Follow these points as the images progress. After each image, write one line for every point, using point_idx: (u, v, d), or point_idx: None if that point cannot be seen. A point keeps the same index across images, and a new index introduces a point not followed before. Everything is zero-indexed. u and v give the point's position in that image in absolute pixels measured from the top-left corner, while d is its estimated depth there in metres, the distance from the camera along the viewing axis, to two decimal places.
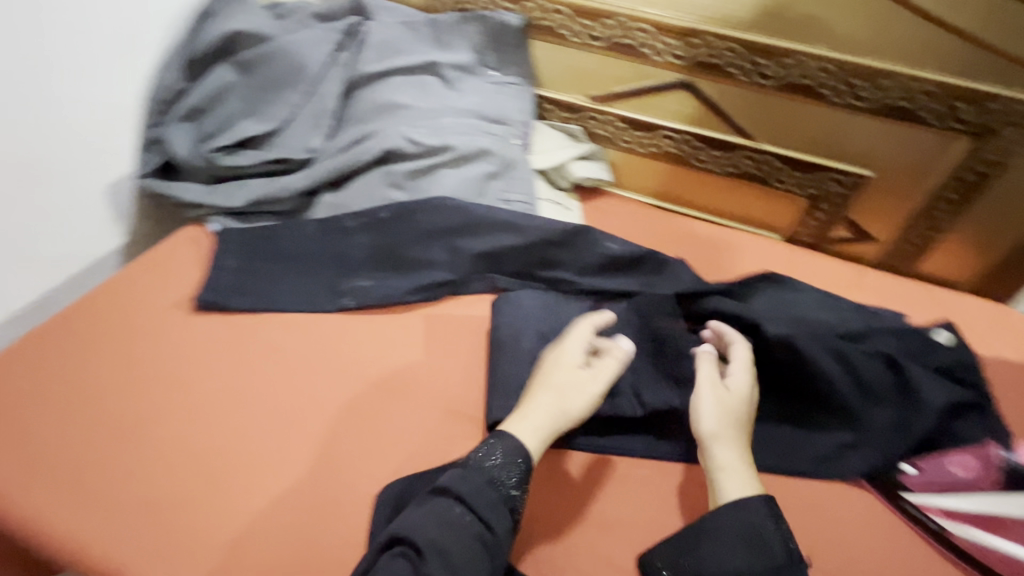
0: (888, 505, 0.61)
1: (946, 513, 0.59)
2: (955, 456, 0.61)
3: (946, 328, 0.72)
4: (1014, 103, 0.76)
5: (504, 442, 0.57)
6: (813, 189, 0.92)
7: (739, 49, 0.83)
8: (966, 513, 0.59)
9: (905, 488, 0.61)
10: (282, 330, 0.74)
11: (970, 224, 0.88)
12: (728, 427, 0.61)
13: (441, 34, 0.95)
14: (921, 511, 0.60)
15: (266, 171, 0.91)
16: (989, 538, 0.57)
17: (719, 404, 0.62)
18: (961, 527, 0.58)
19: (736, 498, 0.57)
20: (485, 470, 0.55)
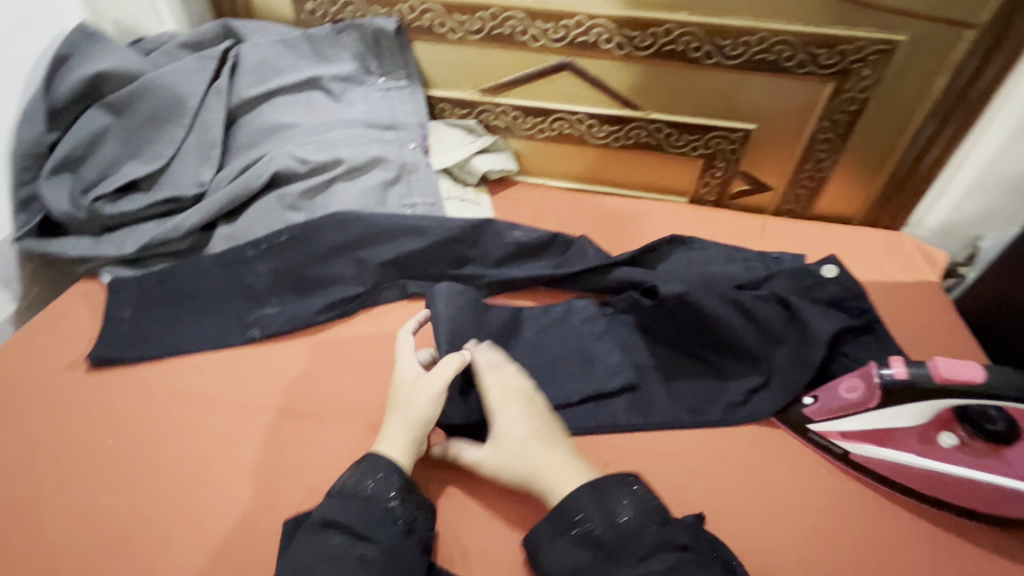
0: (797, 436, 0.65)
1: (842, 434, 0.62)
2: (842, 380, 0.62)
3: (832, 262, 0.76)
4: (863, 42, 0.80)
5: (374, 459, 0.58)
6: (706, 149, 0.96)
7: (608, 24, 0.85)
8: (859, 431, 0.61)
9: (808, 420, 0.64)
10: (190, 373, 0.72)
11: (850, 161, 0.93)
12: (522, 443, 0.60)
13: (319, 47, 0.93)
14: (824, 438, 0.63)
15: (156, 213, 0.87)
16: (883, 453, 0.60)
17: (494, 448, 0.60)
18: (858, 446, 0.61)
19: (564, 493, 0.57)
20: (357, 491, 0.56)
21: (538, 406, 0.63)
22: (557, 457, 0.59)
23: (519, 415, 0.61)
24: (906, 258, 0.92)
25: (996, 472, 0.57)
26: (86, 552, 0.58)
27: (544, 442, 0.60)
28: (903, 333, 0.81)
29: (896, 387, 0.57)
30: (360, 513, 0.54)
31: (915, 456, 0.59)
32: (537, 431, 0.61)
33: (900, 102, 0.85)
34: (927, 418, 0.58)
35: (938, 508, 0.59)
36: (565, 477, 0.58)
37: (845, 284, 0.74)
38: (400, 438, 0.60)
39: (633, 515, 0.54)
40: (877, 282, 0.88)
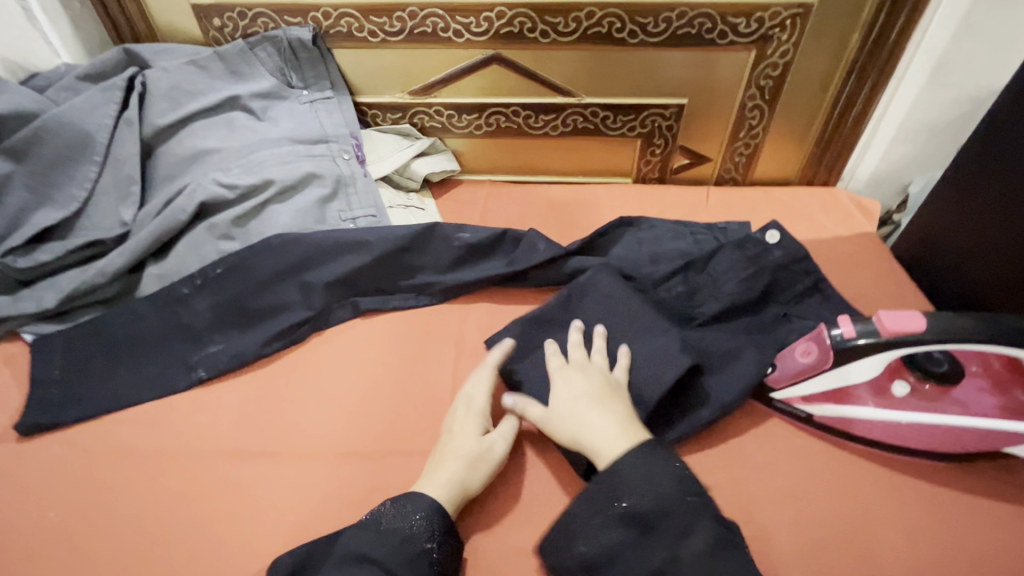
0: (764, 407, 0.66)
1: (805, 399, 0.63)
2: (796, 345, 0.63)
3: (774, 228, 0.75)
4: (778, 8, 0.82)
5: (425, 499, 0.55)
6: (643, 127, 0.96)
7: (529, 13, 0.84)
8: (820, 393, 0.62)
9: (770, 389, 0.65)
10: (135, 426, 0.67)
11: (781, 124, 0.95)
12: (575, 404, 0.60)
13: (234, 65, 0.88)
14: (788, 405, 0.64)
15: (77, 260, 0.81)
16: (845, 411, 0.61)
17: (558, 394, 0.62)
18: (820, 407, 0.62)
19: (610, 461, 0.54)
20: (393, 524, 0.53)
21: (595, 376, 0.63)
22: (610, 418, 0.58)
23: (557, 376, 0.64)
24: (844, 212, 0.95)
25: (947, 412, 0.59)
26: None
27: (597, 403, 0.59)
28: (848, 285, 0.84)
29: (846, 345, 0.59)
30: (398, 552, 0.52)
31: (874, 410, 0.60)
32: (596, 389, 0.61)
33: (820, 63, 0.88)
34: (879, 371, 0.60)
35: (900, 454, 0.61)
36: (615, 438, 0.56)
37: (789, 248, 0.74)
38: (446, 476, 0.57)
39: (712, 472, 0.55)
40: (818, 239, 0.91)
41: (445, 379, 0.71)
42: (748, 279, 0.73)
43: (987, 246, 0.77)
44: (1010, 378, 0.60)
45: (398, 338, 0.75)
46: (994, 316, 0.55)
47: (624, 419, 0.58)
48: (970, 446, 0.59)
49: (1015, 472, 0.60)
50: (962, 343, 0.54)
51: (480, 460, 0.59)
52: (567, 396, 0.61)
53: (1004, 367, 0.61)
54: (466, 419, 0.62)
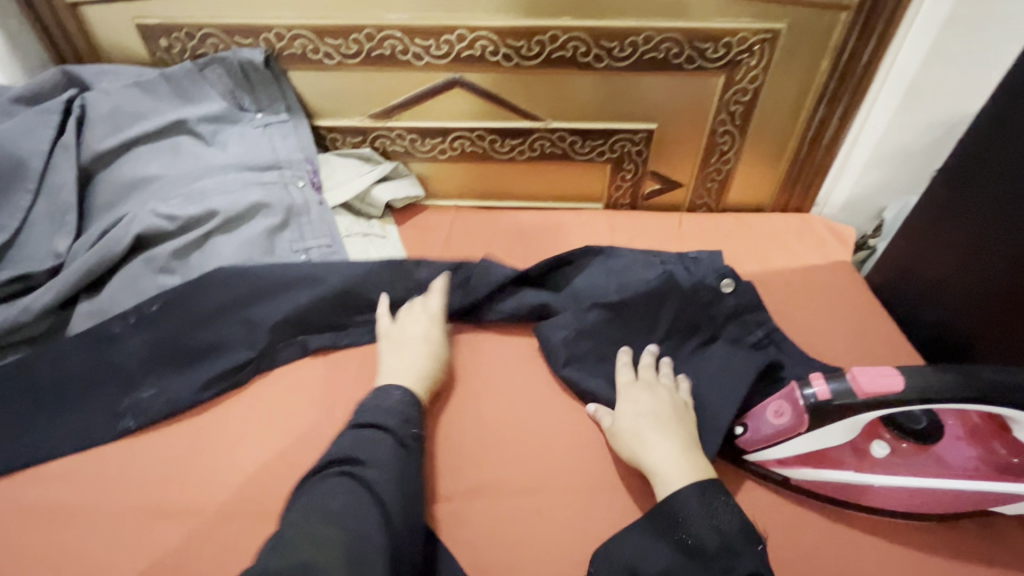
0: (734, 467, 0.61)
1: (779, 461, 0.58)
2: (769, 404, 0.58)
3: (730, 276, 0.71)
4: (745, 33, 0.80)
5: (397, 391, 0.63)
6: (612, 152, 0.93)
7: (491, 36, 0.81)
8: (793, 457, 0.57)
9: (742, 449, 0.60)
10: (54, 482, 0.62)
11: (753, 149, 0.93)
12: (638, 424, 0.60)
13: (181, 87, 0.84)
14: (763, 467, 0.59)
15: (6, 295, 0.75)
16: (820, 475, 0.56)
17: (626, 410, 0.62)
18: (795, 472, 0.56)
19: (667, 493, 0.55)
20: (381, 411, 0.60)
21: (661, 402, 0.62)
22: (672, 442, 0.58)
23: (639, 409, 0.62)
24: (818, 240, 0.92)
25: (928, 473, 0.54)
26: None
27: (664, 428, 0.59)
28: (823, 318, 0.81)
29: (819, 407, 0.54)
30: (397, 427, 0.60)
31: (852, 474, 0.55)
32: (660, 411, 0.61)
33: (789, 89, 0.86)
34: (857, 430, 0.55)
35: (879, 515, 0.56)
36: (673, 473, 0.56)
37: (743, 295, 0.72)
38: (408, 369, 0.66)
39: (716, 538, 0.50)
40: (792, 268, 0.88)
41: None
42: (694, 326, 0.70)
43: (962, 280, 0.74)
44: (988, 431, 0.56)
45: (346, 381, 0.70)
46: (972, 368, 0.51)
47: (685, 447, 0.58)
48: (949, 505, 0.54)
49: (999, 529, 0.56)
50: (938, 402, 0.50)
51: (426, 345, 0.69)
52: (630, 414, 0.62)
53: (982, 420, 0.56)
54: (429, 345, 0.69)
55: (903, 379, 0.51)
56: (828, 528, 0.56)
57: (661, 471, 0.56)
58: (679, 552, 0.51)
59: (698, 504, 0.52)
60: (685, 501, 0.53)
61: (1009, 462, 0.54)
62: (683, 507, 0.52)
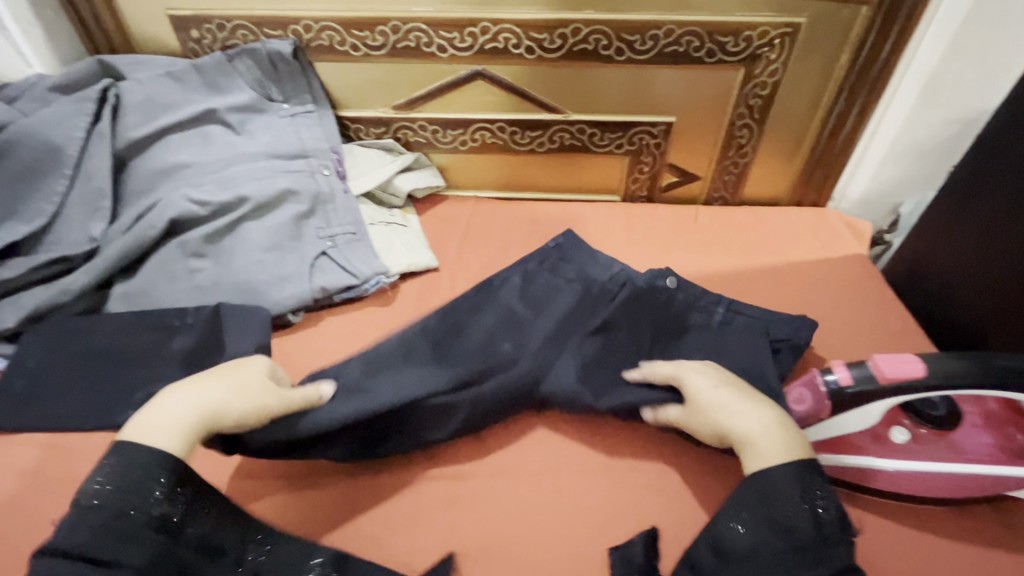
0: None
1: None
2: (788, 392, 0.59)
3: (671, 275, 0.73)
4: (766, 27, 0.80)
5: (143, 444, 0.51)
6: (630, 145, 0.95)
7: (514, 29, 0.82)
8: (815, 441, 0.58)
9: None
10: (95, 455, 0.64)
11: (770, 144, 0.94)
12: (719, 395, 0.58)
13: (211, 78, 0.86)
14: None
15: (45, 277, 0.78)
16: (841, 460, 0.57)
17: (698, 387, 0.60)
18: (817, 457, 0.58)
19: (769, 464, 0.53)
20: (127, 476, 0.50)
21: (725, 377, 0.60)
22: (761, 409, 0.56)
23: (709, 385, 0.59)
24: (834, 234, 0.93)
25: (946, 459, 0.55)
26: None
27: (747, 397, 0.57)
28: (839, 309, 0.82)
29: (843, 393, 0.54)
30: (109, 515, 0.48)
31: (872, 459, 0.56)
32: (730, 379, 0.60)
33: (808, 84, 0.87)
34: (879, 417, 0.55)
35: (897, 500, 0.57)
36: (779, 438, 0.54)
37: None
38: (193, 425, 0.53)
39: (813, 526, 0.49)
40: (807, 261, 0.89)
41: None
42: (669, 334, 0.71)
43: (979, 274, 0.75)
44: (1006, 418, 0.57)
45: None
46: (990, 354, 0.52)
47: (776, 411, 0.56)
48: (967, 491, 0.56)
49: (1013, 514, 0.57)
50: (958, 389, 0.51)
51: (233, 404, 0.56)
52: (705, 389, 0.59)
53: (999, 407, 0.58)
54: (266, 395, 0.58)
55: (925, 365, 0.52)
56: (845, 509, 0.57)
57: (759, 438, 0.54)
58: (774, 533, 0.50)
59: (795, 483, 0.51)
60: (782, 480, 0.52)
61: None
62: (780, 486, 0.51)
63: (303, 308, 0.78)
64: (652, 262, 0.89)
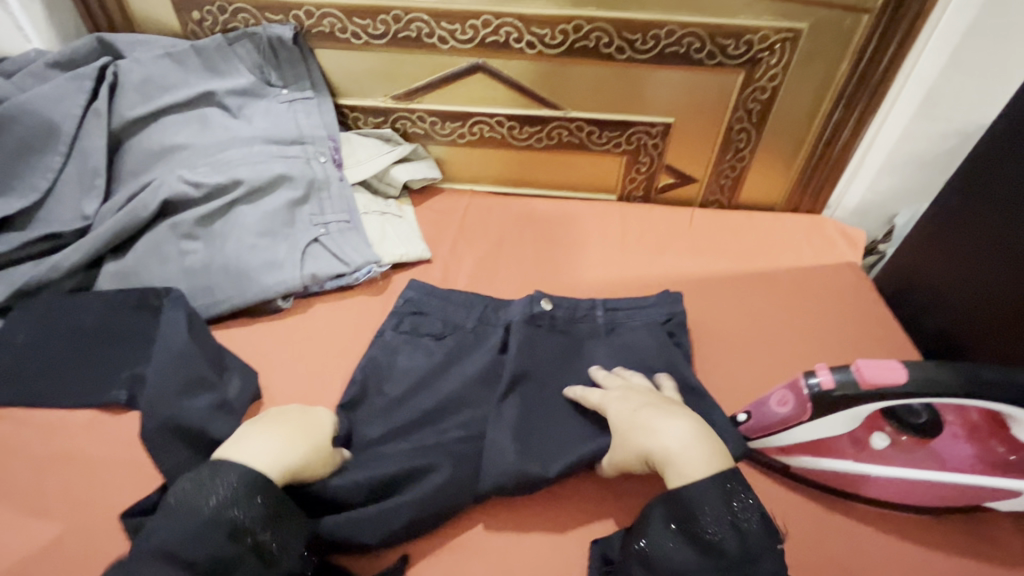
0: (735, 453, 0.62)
1: (781, 450, 0.59)
2: (771, 394, 0.58)
3: (543, 297, 0.73)
4: (767, 31, 0.80)
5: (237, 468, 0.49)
6: (628, 145, 0.95)
7: (516, 23, 0.82)
8: (795, 444, 0.58)
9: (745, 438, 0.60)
10: (76, 434, 0.65)
11: (768, 149, 0.94)
12: (636, 413, 0.58)
13: (211, 59, 0.86)
14: (765, 454, 0.60)
15: (35, 253, 0.78)
16: (821, 464, 0.57)
17: (620, 407, 0.60)
18: (796, 460, 0.58)
19: (681, 481, 0.52)
20: (198, 508, 0.47)
21: (657, 398, 0.60)
22: (679, 423, 0.56)
23: (633, 404, 0.60)
24: (828, 241, 0.93)
25: (924, 467, 0.55)
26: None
27: (663, 411, 0.57)
28: (828, 317, 0.82)
29: (826, 396, 0.54)
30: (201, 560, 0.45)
31: (854, 465, 0.56)
32: (653, 400, 0.59)
33: (808, 90, 0.87)
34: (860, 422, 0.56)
35: (875, 506, 0.58)
36: (692, 456, 0.53)
37: None
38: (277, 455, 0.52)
39: (735, 537, 0.49)
40: (800, 267, 0.89)
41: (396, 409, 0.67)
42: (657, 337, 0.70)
43: (966, 286, 0.75)
44: (989, 429, 0.57)
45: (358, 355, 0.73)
46: (973, 366, 0.52)
47: (695, 427, 0.56)
48: (945, 500, 0.56)
49: (990, 525, 0.57)
50: (938, 397, 0.51)
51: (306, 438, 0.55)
52: (625, 409, 0.59)
53: (982, 419, 0.57)
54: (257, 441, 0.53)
55: (908, 372, 0.52)
56: (822, 514, 0.57)
57: (678, 456, 0.53)
58: (694, 547, 0.49)
59: (714, 494, 0.50)
60: (698, 495, 0.50)
61: (1005, 460, 0.55)
62: (696, 498, 0.50)
63: (292, 296, 0.78)
64: (645, 262, 0.89)
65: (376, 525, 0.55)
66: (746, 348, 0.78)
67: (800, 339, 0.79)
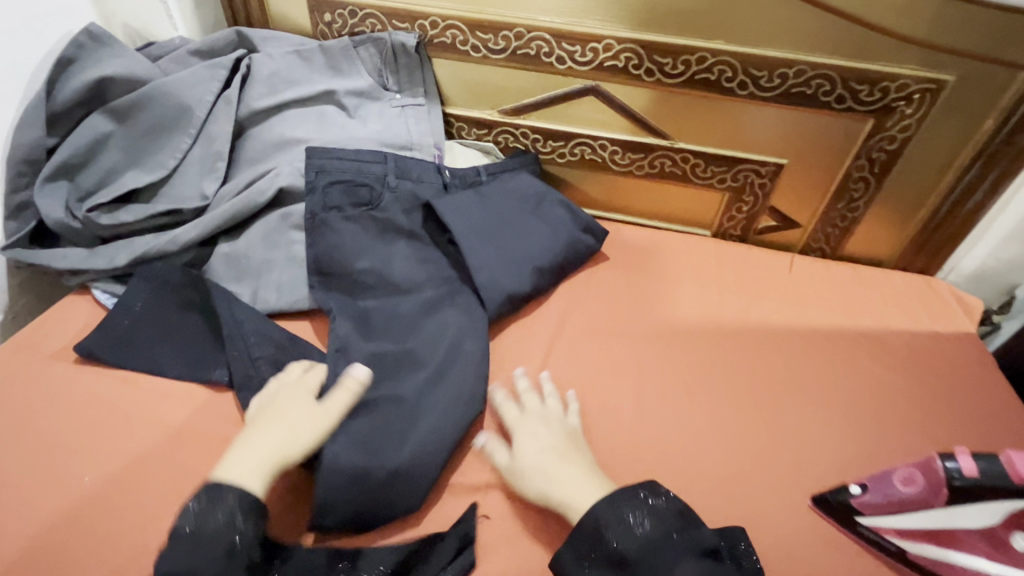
0: (844, 529, 0.60)
1: (898, 531, 0.58)
2: (898, 470, 0.59)
3: (520, 156, 0.94)
4: (907, 79, 0.76)
5: (231, 493, 0.52)
6: (733, 182, 0.91)
7: (638, 49, 0.81)
8: (915, 529, 0.57)
9: (858, 512, 0.59)
10: (183, 404, 0.68)
11: (886, 202, 0.88)
12: (541, 460, 0.60)
13: (335, 60, 0.89)
14: (876, 533, 0.58)
15: (156, 226, 0.83)
16: (945, 554, 0.56)
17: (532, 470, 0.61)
18: (916, 545, 0.57)
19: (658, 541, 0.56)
20: (199, 540, 0.50)
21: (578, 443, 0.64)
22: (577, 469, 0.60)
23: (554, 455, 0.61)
24: (944, 306, 0.87)
25: None
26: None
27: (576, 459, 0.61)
28: (941, 389, 0.76)
29: (965, 482, 0.55)
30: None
31: (982, 561, 0.55)
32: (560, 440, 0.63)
33: (942, 145, 0.81)
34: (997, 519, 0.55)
35: None
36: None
37: None
38: (254, 462, 0.55)
39: None
40: (911, 332, 0.83)
41: (449, 420, 0.66)
42: None
43: None
44: None
45: None
46: None
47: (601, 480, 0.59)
48: None
49: None
50: None
51: (302, 430, 0.58)
52: (530, 450, 0.62)
53: None
54: (264, 431, 0.58)
55: None
56: None
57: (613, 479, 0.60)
58: None
59: None
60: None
61: None
62: None
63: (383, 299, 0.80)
64: (739, 306, 0.85)
65: (443, 405, 0.66)
66: (847, 411, 0.73)
67: (909, 410, 0.74)
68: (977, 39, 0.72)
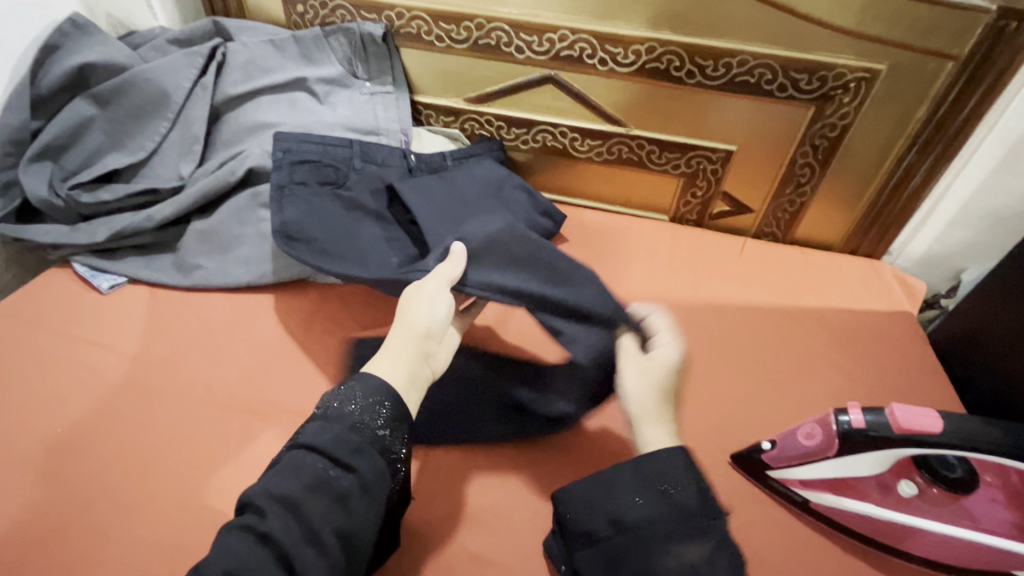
0: (755, 482, 0.65)
1: (802, 482, 0.63)
2: (801, 425, 0.62)
3: (485, 144, 0.98)
4: (842, 69, 0.80)
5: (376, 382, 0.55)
6: (687, 167, 0.96)
7: (591, 39, 0.86)
8: (818, 480, 0.62)
9: (767, 466, 0.64)
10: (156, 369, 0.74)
11: (832, 188, 0.92)
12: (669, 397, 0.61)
13: (307, 49, 0.93)
14: (785, 486, 0.64)
15: (134, 204, 0.88)
16: (843, 502, 0.61)
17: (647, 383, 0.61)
18: (819, 495, 0.62)
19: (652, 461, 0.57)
20: (344, 422, 0.52)
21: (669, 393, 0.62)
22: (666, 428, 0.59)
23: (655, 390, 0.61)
24: (885, 287, 0.91)
25: (954, 522, 0.60)
26: (37, 529, 0.60)
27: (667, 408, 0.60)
28: (872, 363, 0.80)
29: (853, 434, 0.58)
30: (346, 441, 0.51)
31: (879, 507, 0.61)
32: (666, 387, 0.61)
33: (879, 132, 0.85)
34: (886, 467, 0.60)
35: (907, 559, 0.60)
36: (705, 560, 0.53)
37: None
38: (399, 364, 0.57)
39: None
40: (849, 311, 0.87)
41: None
42: None
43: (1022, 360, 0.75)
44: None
45: None
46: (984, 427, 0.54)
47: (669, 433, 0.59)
48: (968, 559, 0.60)
49: None
50: (975, 451, 0.54)
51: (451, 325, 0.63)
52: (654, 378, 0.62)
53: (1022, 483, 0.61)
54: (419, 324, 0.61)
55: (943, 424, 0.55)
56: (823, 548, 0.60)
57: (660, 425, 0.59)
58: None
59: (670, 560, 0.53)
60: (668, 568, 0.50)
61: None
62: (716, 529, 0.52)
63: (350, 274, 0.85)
64: (687, 285, 0.90)
65: None
66: (781, 382, 0.77)
67: (839, 381, 0.78)
68: (905, 30, 0.76)
